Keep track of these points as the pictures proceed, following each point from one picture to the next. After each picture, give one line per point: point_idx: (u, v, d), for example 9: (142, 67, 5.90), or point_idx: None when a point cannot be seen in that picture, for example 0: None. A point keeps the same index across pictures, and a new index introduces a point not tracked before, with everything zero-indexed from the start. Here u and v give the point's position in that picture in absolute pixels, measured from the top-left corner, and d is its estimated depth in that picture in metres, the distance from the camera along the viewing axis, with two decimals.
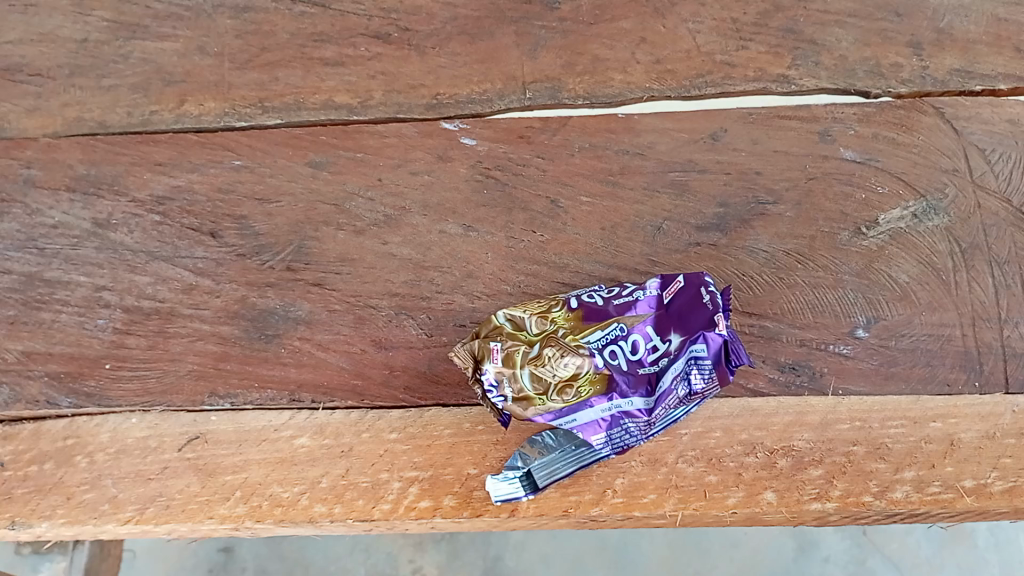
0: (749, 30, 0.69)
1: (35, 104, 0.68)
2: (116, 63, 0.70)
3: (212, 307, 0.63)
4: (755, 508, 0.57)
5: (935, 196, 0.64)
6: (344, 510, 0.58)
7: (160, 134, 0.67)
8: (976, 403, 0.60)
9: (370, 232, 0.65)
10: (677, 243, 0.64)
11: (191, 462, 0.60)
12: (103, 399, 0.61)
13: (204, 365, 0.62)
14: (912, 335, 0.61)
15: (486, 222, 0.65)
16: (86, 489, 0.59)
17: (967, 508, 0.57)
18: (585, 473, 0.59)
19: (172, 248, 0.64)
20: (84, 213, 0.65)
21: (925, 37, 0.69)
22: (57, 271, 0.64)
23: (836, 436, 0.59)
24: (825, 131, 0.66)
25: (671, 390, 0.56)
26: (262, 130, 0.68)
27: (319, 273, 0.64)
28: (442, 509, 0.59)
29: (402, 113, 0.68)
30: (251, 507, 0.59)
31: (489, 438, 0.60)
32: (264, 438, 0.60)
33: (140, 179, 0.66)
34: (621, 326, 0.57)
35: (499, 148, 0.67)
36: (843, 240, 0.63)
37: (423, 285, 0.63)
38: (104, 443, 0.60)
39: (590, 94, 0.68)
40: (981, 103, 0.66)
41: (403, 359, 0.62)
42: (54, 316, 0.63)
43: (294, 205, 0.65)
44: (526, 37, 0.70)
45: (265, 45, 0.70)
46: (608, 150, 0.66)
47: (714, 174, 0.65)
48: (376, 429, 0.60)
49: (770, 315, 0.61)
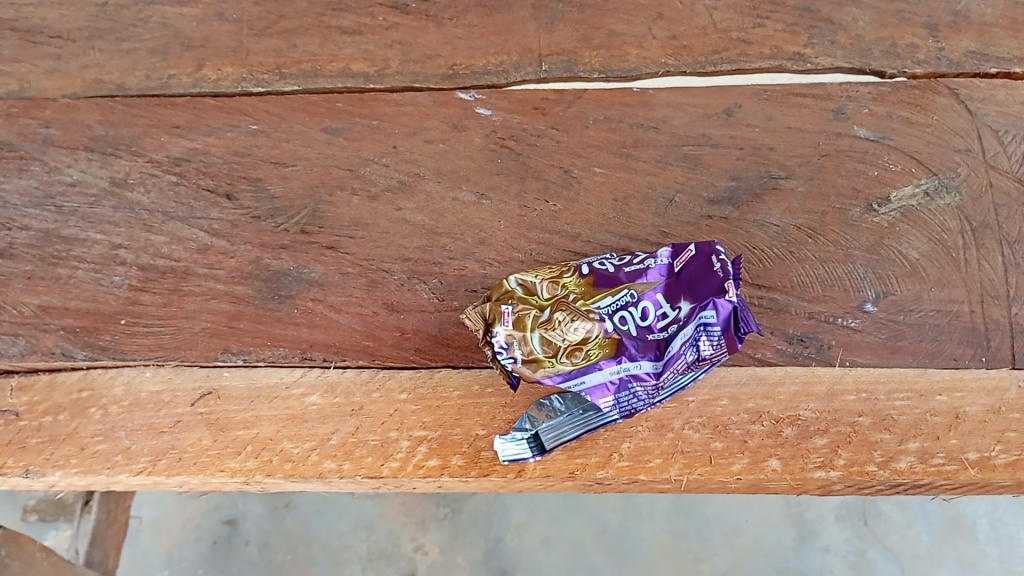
0: (765, 8, 0.69)
1: (55, 66, 0.69)
2: (135, 27, 0.70)
3: (227, 267, 0.64)
4: (760, 475, 0.58)
5: (947, 175, 0.64)
6: (353, 467, 0.59)
7: (177, 98, 0.68)
8: (981, 377, 0.60)
9: (384, 198, 0.65)
10: (689, 215, 0.64)
11: (202, 417, 0.61)
12: (117, 353, 0.62)
13: (218, 323, 0.63)
14: (920, 310, 0.62)
15: (499, 190, 0.65)
16: (100, 440, 0.60)
17: (970, 480, 0.58)
18: (592, 437, 0.60)
19: (188, 209, 0.65)
20: (102, 172, 0.66)
21: (941, 19, 0.69)
22: (74, 229, 0.64)
23: (842, 406, 0.60)
24: (839, 109, 0.66)
25: (680, 355, 0.56)
26: (279, 96, 0.68)
27: (333, 237, 0.64)
28: (450, 468, 0.59)
29: (418, 82, 0.68)
30: (262, 462, 0.60)
31: (498, 400, 0.61)
32: (276, 395, 0.61)
33: (158, 141, 0.67)
34: (632, 292, 0.58)
35: (513, 118, 0.67)
36: (854, 216, 0.64)
37: (435, 251, 0.64)
38: (118, 396, 0.61)
39: (605, 68, 0.69)
40: (996, 85, 0.66)
41: (414, 322, 0.62)
42: (71, 272, 0.63)
43: (309, 170, 0.66)
44: (543, 10, 0.70)
45: (284, 12, 0.70)
46: (622, 123, 0.67)
47: (727, 149, 0.66)
48: (386, 388, 0.61)
49: (779, 287, 0.62)
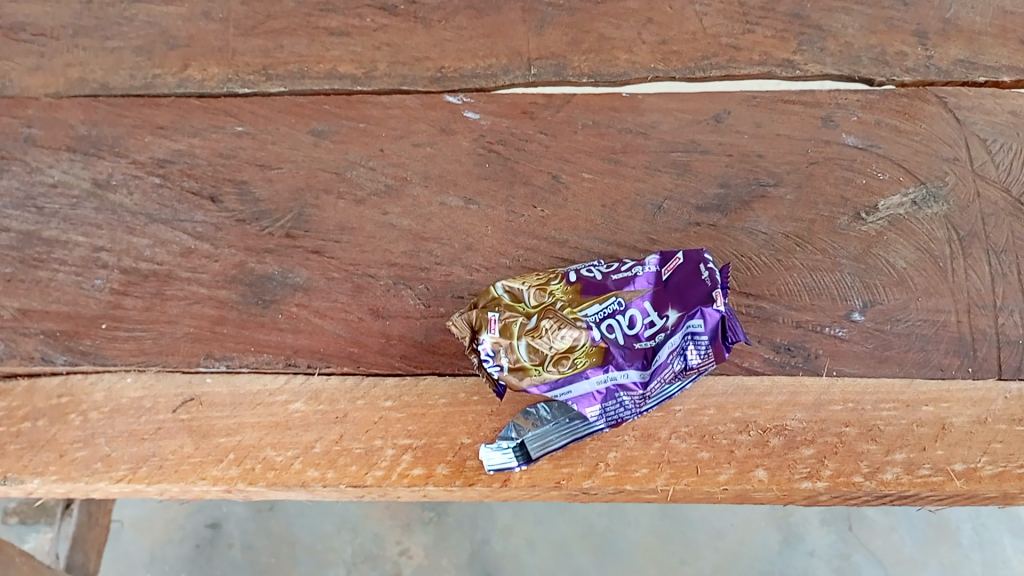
0: (756, 14, 0.69)
1: (37, 63, 0.68)
2: (120, 25, 0.69)
3: (211, 271, 0.63)
4: (746, 485, 0.58)
5: (935, 184, 0.64)
6: (337, 475, 0.59)
7: (161, 98, 0.67)
8: (968, 388, 0.60)
9: (371, 202, 0.64)
10: (677, 222, 0.64)
11: (184, 424, 0.60)
12: (97, 357, 0.61)
13: (201, 328, 0.62)
14: (908, 320, 0.62)
15: (487, 195, 0.65)
16: (80, 446, 0.59)
17: (956, 491, 0.58)
18: (578, 446, 0.59)
19: (171, 212, 0.64)
20: (84, 173, 0.65)
21: (931, 27, 0.69)
22: (55, 231, 0.63)
23: (828, 416, 0.59)
24: (828, 117, 0.66)
25: (667, 364, 0.56)
26: (265, 98, 0.67)
27: (319, 241, 0.64)
28: (435, 477, 0.59)
29: (407, 85, 0.68)
30: (244, 470, 0.59)
31: (484, 408, 0.61)
32: (259, 402, 0.60)
33: (142, 142, 0.66)
34: (619, 300, 0.57)
35: (502, 123, 0.67)
36: (842, 225, 0.63)
37: (422, 256, 0.63)
38: (99, 402, 0.60)
39: (594, 72, 0.68)
40: (984, 94, 0.67)
41: (400, 328, 0.62)
42: (52, 275, 0.62)
43: (295, 173, 0.65)
44: (533, 13, 0.69)
45: (271, 12, 0.69)
46: (611, 128, 0.66)
47: (716, 155, 0.65)
48: (371, 396, 0.61)
49: (767, 296, 0.62)
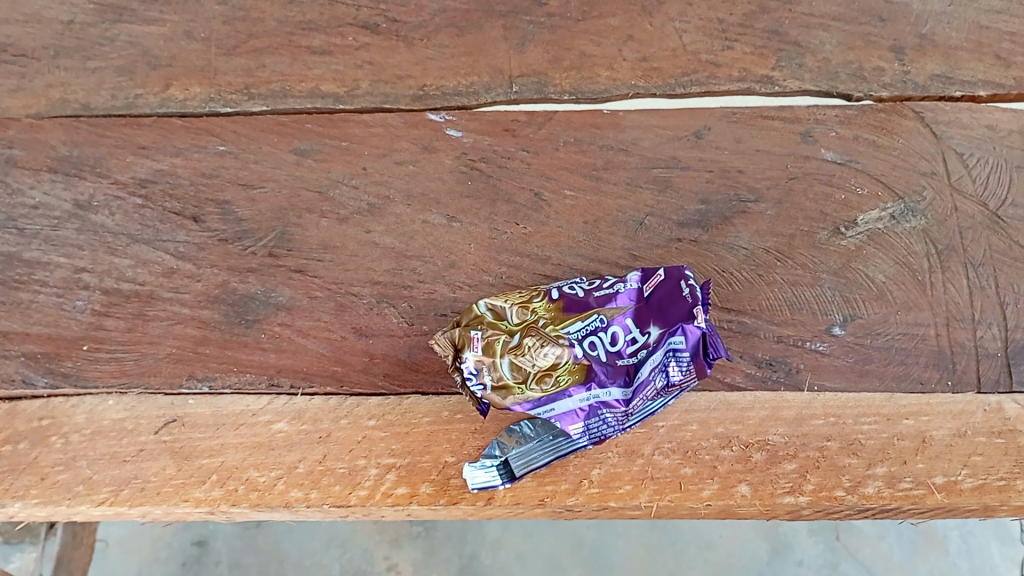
0: (734, 31, 0.70)
1: (19, 84, 0.68)
2: (102, 45, 0.69)
3: (192, 291, 0.63)
4: (729, 500, 0.58)
5: (912, 199, 0.65)
6: (320, 495, 0.58)
7: (144, 118, 0.67)
8: (947, 401, 0.61)
9: (354, 220, 0.65)
10: (659, 238, 0.64)
11: (167, 445, 0.59)
12: (79, 379, 0.61)
13: (184, 348, 0.62)
14: (887, 334, 0.62)
15: (470, 213, 0.65)
16: (60, 469, 0.58)
17: (937, 504, 0.58)
18: (562, 463, 0.59)
19: (153, 232, 0.64)
20: (65, 193, 0.64)
21: (908, 42, 0.70)
22: (36, 252, 0.63)
23: (811, 430, 0.60)
24: (807, 132, 0.67)
25: (649, 381, 0.56)
26: (247, 117, 0.67)
27: (302, 260, 0.64)
28: (419, 496, 0.58)
29: (389, 103, 0.68)
30: (227, 491, 0.58)
31: (467, 426, 0.61)
32: (242, 422, 0.60)
33: (123, 162, 0.65)
34: (601, 317, 0.58)
35: (484, 140, 0.67)
36: (822, 240, 0.64)
37: (405, 274, 0.63)
38: (80, 424, 0.60)
39: (576, 90, 0.68)
40: (961, 108, 0.67)
41: (383, 347, 0.62)
42: (32, 297, 0.62)
43: (277, 191, 0.65)
44: (514, 31, 0.70)
45: (253, 31, 0.70)
46: (593, 145, 0.67)
47: (696, 171, 0.66)
48: (355, 415, 0.61)
49: (748, 311, 0.62)
